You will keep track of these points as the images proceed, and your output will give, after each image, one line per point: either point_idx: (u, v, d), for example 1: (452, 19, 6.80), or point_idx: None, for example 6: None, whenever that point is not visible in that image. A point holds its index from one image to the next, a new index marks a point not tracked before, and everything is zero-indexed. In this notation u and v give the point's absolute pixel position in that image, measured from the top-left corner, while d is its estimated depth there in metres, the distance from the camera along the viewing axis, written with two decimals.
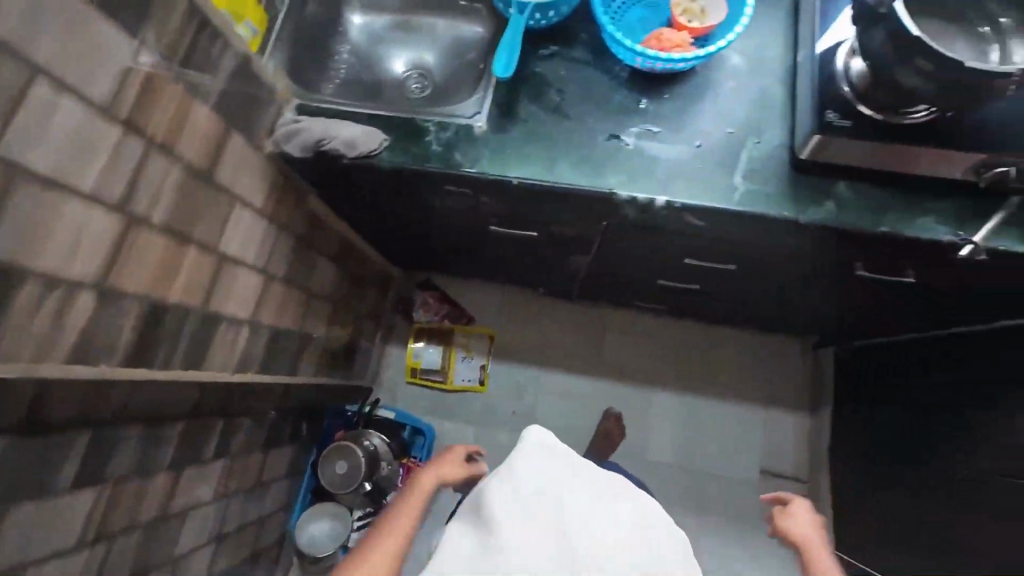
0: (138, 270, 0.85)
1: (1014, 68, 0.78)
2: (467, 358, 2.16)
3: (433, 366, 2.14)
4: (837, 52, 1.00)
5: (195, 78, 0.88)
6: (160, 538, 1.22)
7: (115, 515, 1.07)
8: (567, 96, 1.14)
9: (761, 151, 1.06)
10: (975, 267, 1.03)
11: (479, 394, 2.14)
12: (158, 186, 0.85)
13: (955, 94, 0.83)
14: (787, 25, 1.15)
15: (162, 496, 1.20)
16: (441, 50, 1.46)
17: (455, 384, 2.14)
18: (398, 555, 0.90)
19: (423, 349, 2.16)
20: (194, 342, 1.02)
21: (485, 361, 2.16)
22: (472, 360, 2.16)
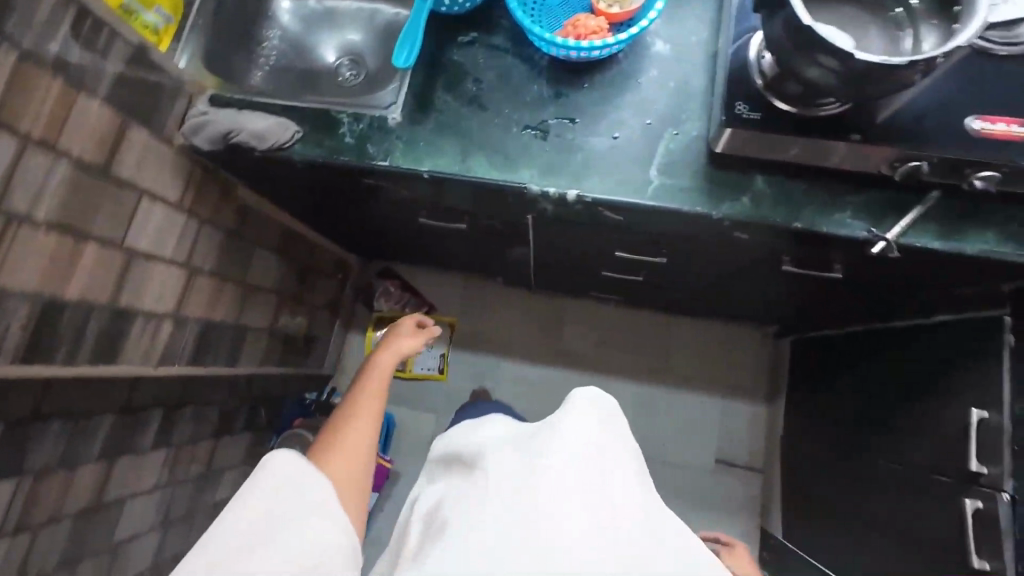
0: (23, 269, 0.84)
1: (914, 57, 0.74)
2: (427, 348, 2.16)
3: None
4: (752, 43, 0.96)
5: (78, 72, 0.87)
6: (93, 526, 1.24)
7: (38, 505, 1.09)
8: (484, 86, 1.10)
9: (678, 143, 1.03)
10: (896, 262, 1.01)
11: (439, 383, 2.15)
12: (40, 184, 0.84)
13: (857, 85, 0.80)
14: (714, 9, 1.10)
15: (93, 486, 1.22)
16: (375, 34, 1.42)
17: (415, 373, 2.14)
18: (372, 421, 0.93)
19: None
20: (104, 337, 1.02)
21: (445, 351, 2.16)
22: (432, 349, 2.16)
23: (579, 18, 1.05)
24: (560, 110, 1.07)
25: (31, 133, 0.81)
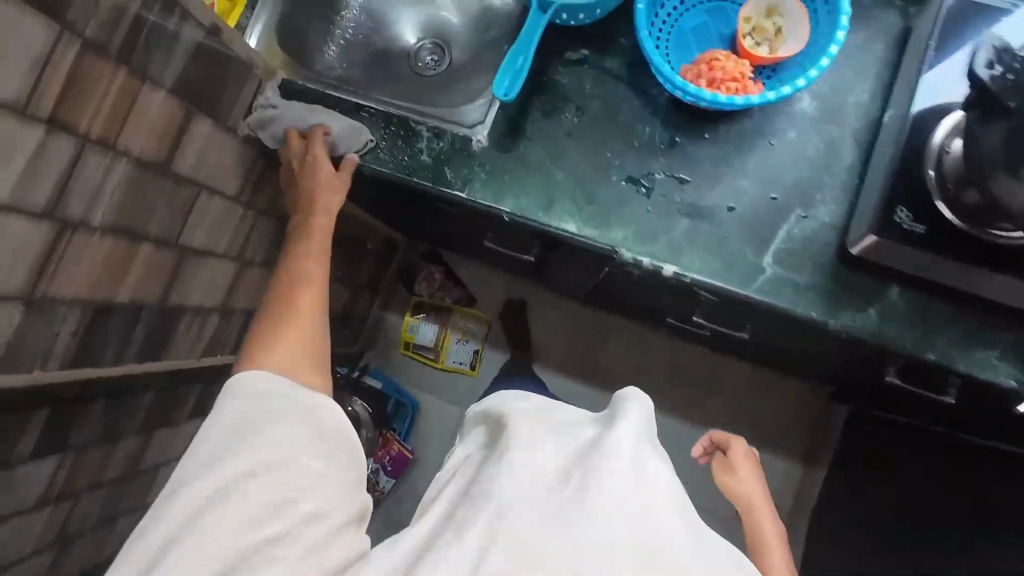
0: (75, 276, 0.79)
1: None
2: (461, 341, 2.09)
3: (426, 343, 2.09)
4: (944, 120, 0.79)
5: (146, 61, 0.76)
6: (129, 490, 1.28)
7: (79, 475, 1.12)
8: (587, 118, 0.95)
9: (803, 228, 0.88)
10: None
11: (468, 378, 2.11)
12: (96, 187, 0.76)
13: None
14: (886, 63, 0.90)
15: (130, 456, 1.24)
16: (466, 16, 1.24)
17: (446, 364, 2.09)
18: (313, 313, 0.89)
19: (419, 324, 2.09)
20: (151, 335, 0.99)
21: (479, 347, 2.09)
22: (467, 343, 2.09)
23: (717, 57, 0.88)
24: (670, 164, 0.92)
25: (91, 132, 0.72)
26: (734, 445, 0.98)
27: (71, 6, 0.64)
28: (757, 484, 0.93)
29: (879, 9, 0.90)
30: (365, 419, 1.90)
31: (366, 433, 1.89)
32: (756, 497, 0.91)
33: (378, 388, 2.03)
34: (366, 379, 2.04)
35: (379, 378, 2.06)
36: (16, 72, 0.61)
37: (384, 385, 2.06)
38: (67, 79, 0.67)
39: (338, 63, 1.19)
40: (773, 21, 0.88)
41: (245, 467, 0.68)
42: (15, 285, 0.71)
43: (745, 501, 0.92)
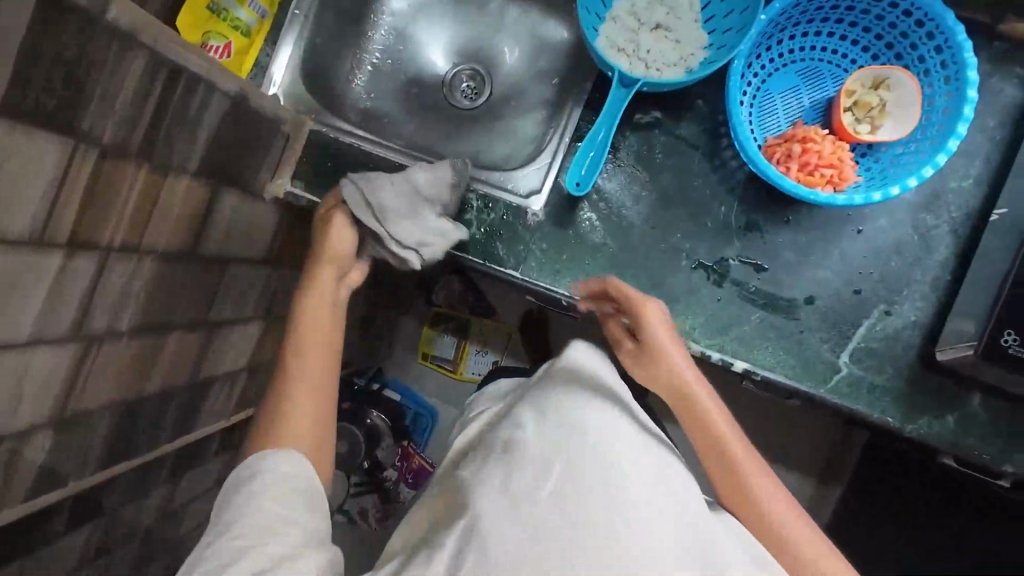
0: (105, 384, 0.72)
1: None
2: (480, 352, 2.03)
3: (444, 354, 2.03)
4: None
5: (169, 151, 0.66)
6: None
7: None
8: (656, 191, 0.86)
9: (886, 328, 0.82)
10: None
11: None
12: (121, 294, 0.68)
13: None
14: (997, 144, 0.80)
15: None
16: (508, 40, 1.11)
17: (465, 375, 2.02)
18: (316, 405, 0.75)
19: (437, 336, 2.03)
20: (181, 412, 0.93)
21: (499, 358, 2.02)
22: (485, 354, 2.04)
23: (812, 136, 0.78)
24: (746, 249, 0.84)
25: (113, 242, 0.63)
26: (632, 298, 0.73)
27: (87, 115, 0.54)
28: (688, 387, 0.71)
29: (995, 79, 0.80)
30: (384, 430, 1.91)
31: (386, 447, 1.88)
32: (675, 361, 0.71)
33: (397, 400, 1.99)
34: (384, 390, 2.01)
35: (398, 390, 2.03)
36: (29, 205, 0.52)
37: (404, 396, 2.01)
38: (85, 195, 0.57)
39: (367, 96, 1.07)
40: (879, 94, 0.77)
41: (223, 526, 0.62)
42: (43, 412, 0.65)
43: (667, 383, 0.71)
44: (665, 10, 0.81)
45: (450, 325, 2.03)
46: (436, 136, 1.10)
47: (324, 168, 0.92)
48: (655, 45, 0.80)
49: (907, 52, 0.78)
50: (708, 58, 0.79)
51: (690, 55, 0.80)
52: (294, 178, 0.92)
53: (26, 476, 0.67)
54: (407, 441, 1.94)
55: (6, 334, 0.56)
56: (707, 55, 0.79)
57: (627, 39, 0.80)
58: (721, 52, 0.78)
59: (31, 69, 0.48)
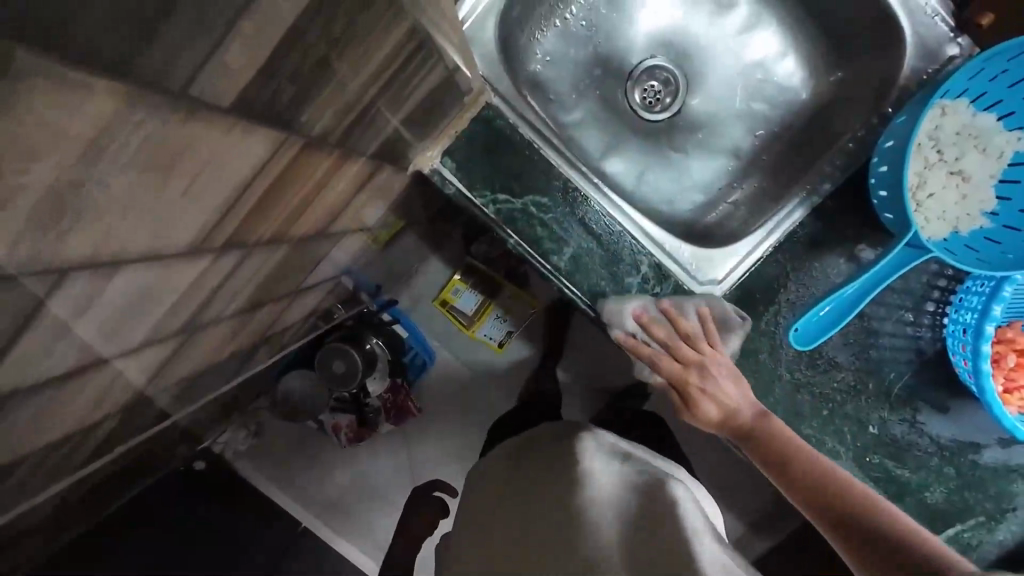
0: (186, 362, 0.59)
1: None
2: (500, 319, 1.60)
3: (461, 311, 1.60)
4: None
5: (362, 134, 0.48)
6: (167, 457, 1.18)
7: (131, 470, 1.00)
8: (837, 333, 0.77)
9: (976, 537, 0.81)
10: None
11: (494, 353, 1.68)
12: (245, 283, 0.53)
13: None
14: None
15: (180, 433, 1.11)
16: (728, 55, 0.90)
17: (475, 335, 1.64)
18: None
19: (462, 291, 1.56)
20: (233, 366, 0.81)
21: (517, 329, 1.61)
22: (505, 323, 1.60)
23: None
24: (891, 423, 0.79)
25: (262, 237, 0.47)
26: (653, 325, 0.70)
27: (311, 105, 0.36)
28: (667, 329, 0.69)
29: None
30: (384, 360, 1.56)
31: (377, 382, 1.56)
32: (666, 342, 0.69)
33: (404, 338, 1.61)
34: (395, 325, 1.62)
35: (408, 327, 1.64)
36: (205, 215, 0.35)
37: (410, 335, 1.63)
38: (264, 191, 0.40)
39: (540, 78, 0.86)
40: None
41: None
42: (120, 402, 0.52)
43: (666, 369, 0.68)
44: (968, 147, 0.66)
45: (484, 280, 1.55)
46: (601, 140, 0.92)
47: (489, 160, 0.73)
48: (934, 188, 0.66)
49: None
50: (985, 229, 0.66)
51: (964, 216, 0.66)
52: (445, 156, 0.73)
53: (83, 454, 0.55)
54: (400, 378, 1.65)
55: (122, 343, 0.41)
56: (985, 225, 0.66)
57: (913, 168, 0.65)
58: (1009, 233, 0.64)
59: (301, 31, 0.29)
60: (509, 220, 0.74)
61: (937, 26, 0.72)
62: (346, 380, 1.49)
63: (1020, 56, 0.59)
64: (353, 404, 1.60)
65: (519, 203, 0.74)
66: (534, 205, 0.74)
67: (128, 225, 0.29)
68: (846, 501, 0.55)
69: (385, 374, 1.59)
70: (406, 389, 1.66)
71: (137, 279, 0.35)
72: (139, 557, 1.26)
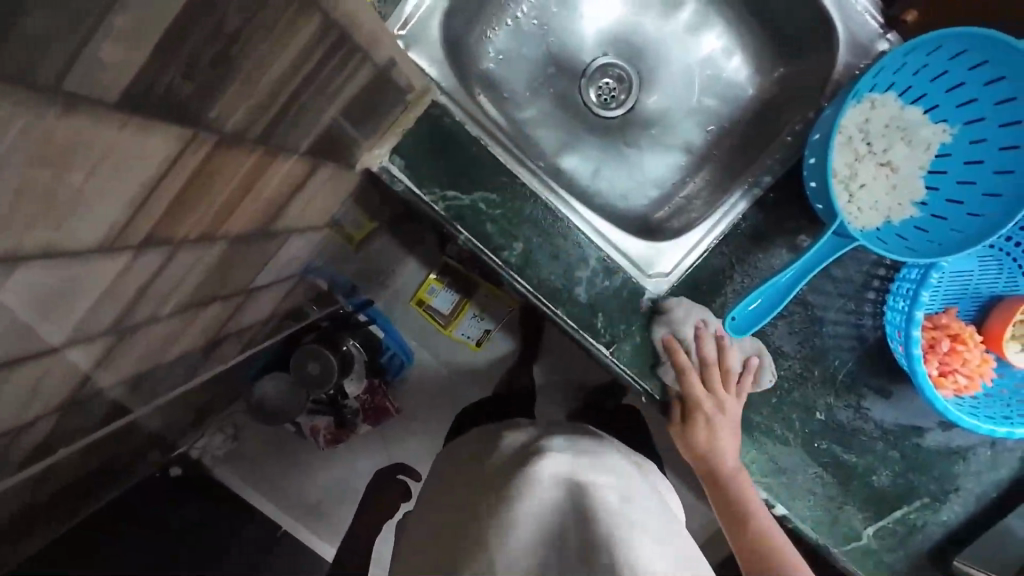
0: (127, 362, 0.59)
1: None
2: (477, 318, 1.61)
3: (438, 311, 1.61)
4: None
5: (289, 131, 0.48)
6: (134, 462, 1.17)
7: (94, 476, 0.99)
8: (782, 322, 0.79)
9: (920, 518, 0.84)
10: None
11: (471, 352, 1.69)
12: (179, 281, 0.53)
13: None
14: None
15: (146, 438, 1.10)
16: (679, 52, 0.92)
17: (452, 335, 1.64)
18: None
19: (438, 289, 1.57)
20: (188, 368, 0.81)
21: (495, 327, 1.63)
22: (482, 321, 1.62)
23: (965, 339, 0.73)
24: (836, 408, 0.81)
25: (190, 234, 0.48)
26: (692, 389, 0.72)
27: (219, 101, 0.36)
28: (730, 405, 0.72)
29: None
30: (359, 361, 1.56)
31: (353, 383, 1.56)
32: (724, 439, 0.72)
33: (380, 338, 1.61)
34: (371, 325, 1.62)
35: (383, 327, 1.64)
36: (111, 212, 0.35)
37: (386, 335, 1.62)
38: (181, 188, 0.41)
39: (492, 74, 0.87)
40: None
41: None
42: (54, 403, 0.52)
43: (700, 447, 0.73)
44: (897, 139, 0.68)
45: (459, 279, 1.57)
46: (557, 136, 0.93)
47: (437, 157, 0.74)
48: (865, 179, 0.68)
49: None
50: (915, 219, 0.68)
51: (895, 206, 0.68)
52: (393, 154, 0.74)
53: (21, 457, 0.55)
54: (377, 378, 1.65)
55: (40, 342, 0.41)
56: (915, 215, 0.68)
57: (844, 160, 0.67)
58: (936, 222, 0.67)
59: (188, 29, 0.30)
60: (458, 216, 0.75)
61: (867, 23, 0.75)
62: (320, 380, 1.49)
63: (937, 51, 0.62)
64: (329, 405, 1.59)
65: (468, 199, 0.75)
66: (483, 202, 0.76)
67: (17, 222, 0.29)
68: (769, 564, 0.62)
69: (361, 375, 1.58)
70: (383, 388, 1.66)
71: (42, 276, 0.35)
72: (138, 557, 1.26)
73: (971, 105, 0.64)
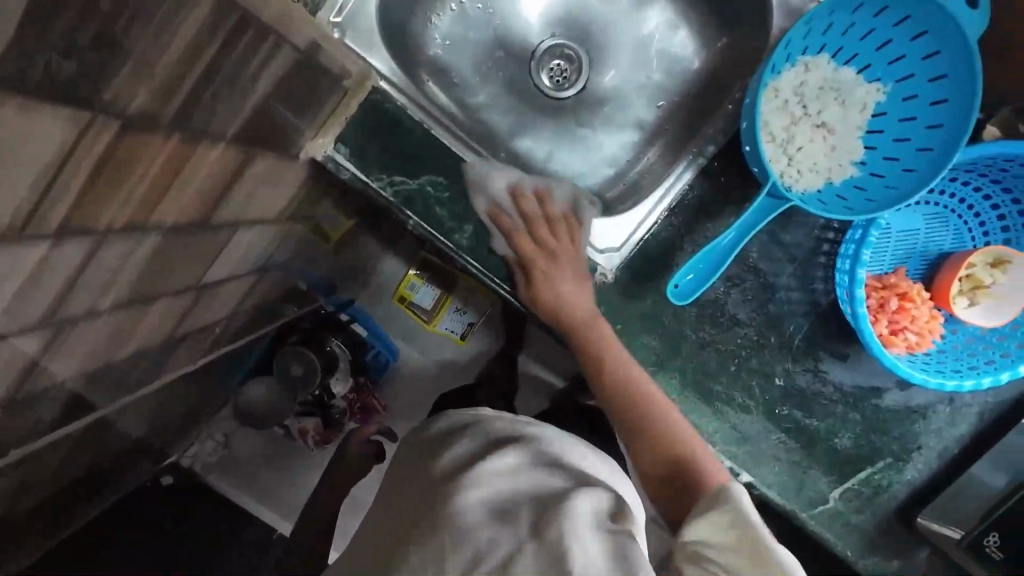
0: (72, 359, 0.59)
1: None
2: (460, 311, 1.59)
3: (420, 307, 1.58)
4: None
5: (208, 117, 0.49)
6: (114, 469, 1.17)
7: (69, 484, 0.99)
8: (735, 291, 0.79)
9: (884, 477, 0.85)
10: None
11: (455, 346, 1.68)
12: (113, 273, 0.53)
13: None
14: None
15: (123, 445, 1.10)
16: (626, 29, 0.92)
17: (436, 329, 1.63)
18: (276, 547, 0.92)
19: (419, 284, 1.54)
20: (150, 368, 0.81)
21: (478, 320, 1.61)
22: (465, 314, 1.59)
23: (913, 296, 0.74)
24: (795, 373, 0.82)
25: (114, 224, 0.48)
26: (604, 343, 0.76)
27: (114, 80, 0.37)
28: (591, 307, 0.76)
29: None
30: (342, 360, 1.57)
31: (337, 382, 1.56)
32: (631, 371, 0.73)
33: (362, 336, 1.61)
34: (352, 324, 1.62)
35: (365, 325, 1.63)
36: (10, 197, 0.36)
37: (369, 333, 1.62)
38: (91, 175, 0.41)
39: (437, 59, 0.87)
40: (993, 273, 0.73)
41: None
42: None
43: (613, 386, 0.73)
44: (833, 101, 0.69)
45: (439, 274, 1.54)
46: (509, 120, 0.93)
47: (381, 143, 0.75)
48: (803, 142, 0.69)
49: None
50: (854, 178, 0.69)
51: (834, 166, 0.69)
52: (338, 143, 0.74)
53: None
54: (362, 377, 1.65)
55: None
56: (853, 174, 0.68)
57: (781, 123, 0.68)
58: (874, 180, 0.68)
59: (60, 7, 0.30)
60: (407, 201, 0.75)
61: None
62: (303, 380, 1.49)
63: (861, 10, 0.63)
64: (314, 406, 1.59)
65: (415, 184, 0.76)
66: (431, 185, 0.76)
67: None
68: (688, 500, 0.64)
69: (345, 373, 1.59)
70: (368, 386, 1.66)
71: None
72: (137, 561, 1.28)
73: (900, 61, 0.65)
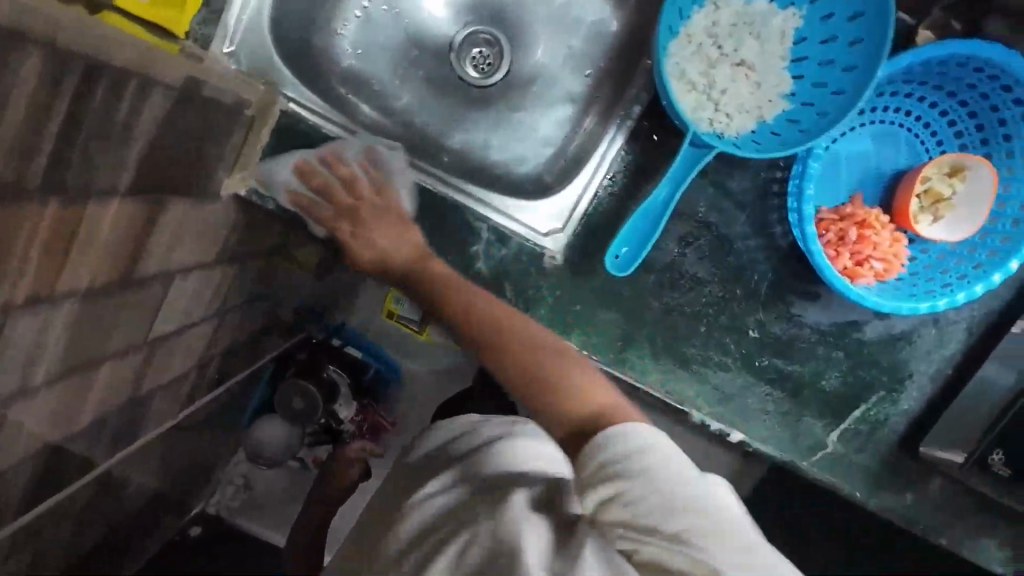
0: (20, 439, 0.58)
1: None
2: None
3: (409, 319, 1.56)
4: None
5: (90, 175, 0.47)
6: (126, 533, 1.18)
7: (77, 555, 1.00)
8: (691, 250, 0.77)
9: (880, 412, 0.82)
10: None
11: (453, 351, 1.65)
12: (35, 347, 0.53)
13: None
14: None
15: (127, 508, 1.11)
16: (539, 2, 0.89)
17: (429, 339, 1.60)
18: None
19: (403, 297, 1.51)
20: (121, 431, 0.81)
21: None
22: None
23: (871, 222, 0.71)
24: (768, 323, 0.79)
25: (16, 300, 0.47)
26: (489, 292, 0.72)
27: None
28: (488, 291, 0.66)
29: None
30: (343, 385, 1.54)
31: (342, 407, 1.54)
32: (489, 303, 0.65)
33: (358, 358, 1.58)
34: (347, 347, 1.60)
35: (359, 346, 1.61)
36: None
37: (364, 352, 1.60)
38: None
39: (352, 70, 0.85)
40: (952, 184, 0.70)
41: None
42: None
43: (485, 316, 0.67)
44: (751, 36, 0.66)
45: None
46: (439, 118, 0.90)
47: (302, 166, 0.73)
48: (725, 84, 0.66)
49: (997, 138, 0.70)
50: (786, 112, 0.66)
51: (764, 104, 0.66)
52: (259, 174, 0.73)
53: None
54: (367, 399, 1.62)
55: None
56: (785, 108, 0.65)
57: (699, 70, 0.65)
58: (806, 110, 0.65)
59: None
60: (338, 219, 0.74)
61: None
62: (307, 412, 1.47)
63: None
64: (324, 435, 1.57)
65: (343, 201, 0.74)
66: (360, 199, 0.74)
67: None
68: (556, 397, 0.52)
69: (348, 398, 1.56)
70: (375, 408, 1.63)
71: None
72: None
73: None
